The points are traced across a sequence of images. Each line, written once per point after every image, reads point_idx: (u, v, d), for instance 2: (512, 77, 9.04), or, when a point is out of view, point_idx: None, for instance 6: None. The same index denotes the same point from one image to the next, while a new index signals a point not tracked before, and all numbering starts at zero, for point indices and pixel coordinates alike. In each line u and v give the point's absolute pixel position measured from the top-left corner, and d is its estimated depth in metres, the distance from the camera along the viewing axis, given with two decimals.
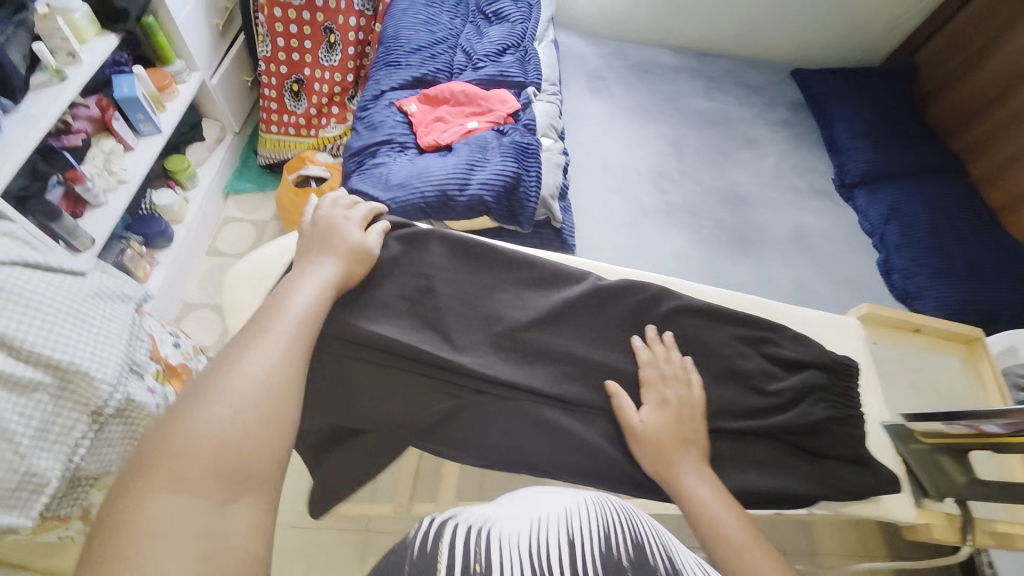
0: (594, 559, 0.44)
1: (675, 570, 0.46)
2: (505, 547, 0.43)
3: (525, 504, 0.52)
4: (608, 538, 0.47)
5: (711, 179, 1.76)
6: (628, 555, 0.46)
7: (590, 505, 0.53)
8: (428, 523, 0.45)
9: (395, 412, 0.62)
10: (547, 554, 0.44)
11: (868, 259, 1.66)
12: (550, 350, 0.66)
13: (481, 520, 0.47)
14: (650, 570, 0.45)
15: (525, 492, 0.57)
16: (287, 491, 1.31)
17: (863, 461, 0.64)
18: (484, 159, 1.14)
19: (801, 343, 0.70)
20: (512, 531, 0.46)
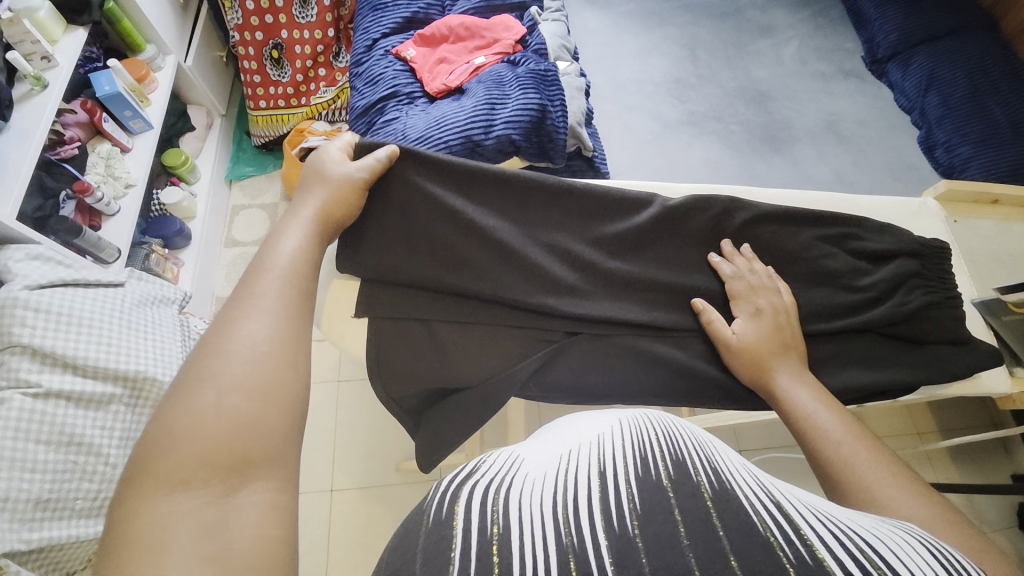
0: (624, 480, 0.40)
1: (718, 479, 0.41)
2: (521, 488, 0.40)
3: (558, 441, 0.50)
4: (644, 460, 0.43)
5: (730, 79, 1.65)
6: (667, 473, 0.41)
7: (625, 425, 0.49)
8: (448, 486, 0.42)
9: (492, 365, 0.62)
10: (571, 480, 0.41)
11: (906, 138, 1.57)
12: (631, 281, 0.65)
13: (503, 465, 0.45)
14: (690, 485, 0.40)
15: (563, 428, 0.55)
16: (363, 457, 1.37)
17: (964, 341, 0.63)
18: (504, 95, 1.07)
19: (886, 234, 0.68)
20: (537, 473, 0.43)
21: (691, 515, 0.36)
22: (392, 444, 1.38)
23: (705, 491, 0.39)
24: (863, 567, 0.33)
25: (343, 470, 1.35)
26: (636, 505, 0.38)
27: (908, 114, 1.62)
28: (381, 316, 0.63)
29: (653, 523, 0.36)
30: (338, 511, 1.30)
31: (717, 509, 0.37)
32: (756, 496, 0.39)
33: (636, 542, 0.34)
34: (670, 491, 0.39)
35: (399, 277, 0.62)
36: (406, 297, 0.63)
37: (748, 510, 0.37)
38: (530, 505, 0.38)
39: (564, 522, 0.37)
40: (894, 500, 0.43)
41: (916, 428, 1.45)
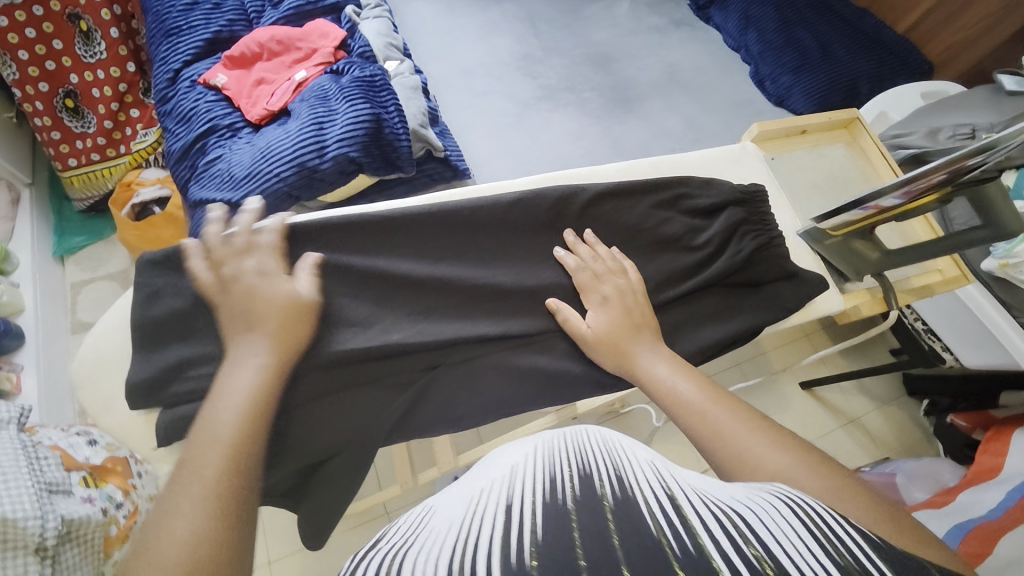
0: (526, 510, 0.36)
1: (621, 485, 0.39)
2: (422, 544, 0.36)
3: (474, 482, 0.45)
4: (554, 478, 0.40)
5: (575, 47, 1.67)
6: (574, 493, 0.38)
7: (538, 452, 0.45)
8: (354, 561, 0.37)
9: (352, 422, 0.57)
10: (474, 521, 0.36)
11: (740, 76, 1.70)
12: (479, 295, 0.62)
13: (401, 534, 0.39)
14: (594, 500, 0.37)
15: (488, 457, 0.51)
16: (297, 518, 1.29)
17: (793, 275, 0.67)
18: (330, 110, 0.97)
19: (711, 187, 0.71)
20: (439, 522, 0.38)
21: (591, 531, 0.34)
22: None
23: (608, 504, 0.36)
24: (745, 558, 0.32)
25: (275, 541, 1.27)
26: (537, 534, 0.34)
27: (737, 53, 1.74)
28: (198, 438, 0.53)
29: (553, 548, 0.32)
30: None
31: (617, 520, 0.35)
32: (653, 497, 0.38)
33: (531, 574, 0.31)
34: (574, 513, 0.36)
35: (221, 358, 0.54)
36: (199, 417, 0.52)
37: (645, 512, 0.36)
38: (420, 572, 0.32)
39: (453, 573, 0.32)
40: (765, 457, 0.44)
41: (804, 331, 1.69)
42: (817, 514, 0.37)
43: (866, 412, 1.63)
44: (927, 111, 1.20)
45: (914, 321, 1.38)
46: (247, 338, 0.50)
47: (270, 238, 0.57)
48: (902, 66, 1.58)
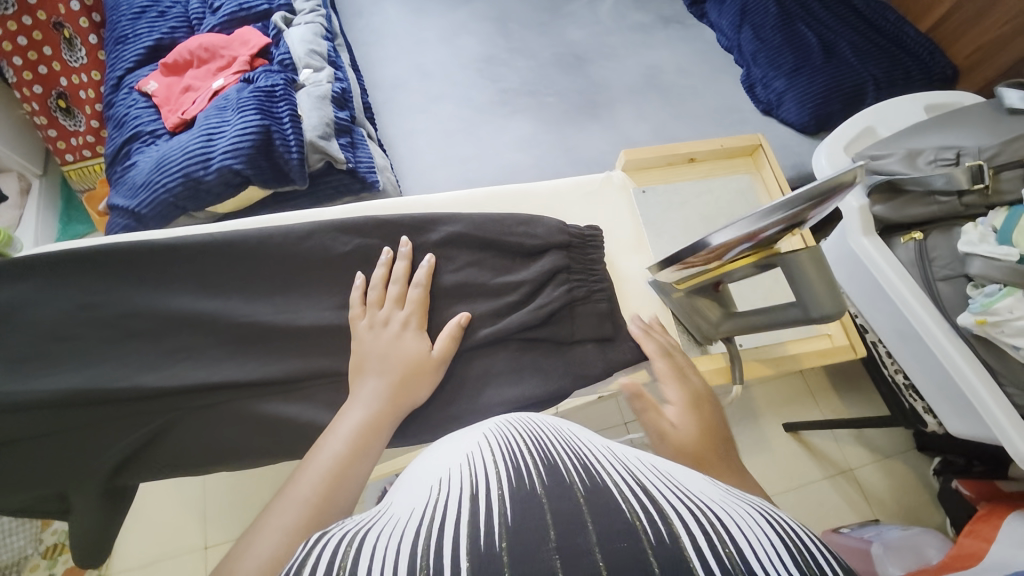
0: (495, 493, 0.34)
1: (589, 475, 0.37)
2: (380, 529, 0.33)
3: (426, 470, 0.44)
4: (517, 468, 0.37)
5: (546, 47, 1.57)
6: (541, 480, 0.36)
7: (490, 441, 0.44)
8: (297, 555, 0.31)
9: (90, 454, 0.57)
10: (442, 502, 0.34)
11: (730, 80, 1.52)
12: (251, 333, 0.60)
13: (363, 517, 0.35)
14: (565, 486, 0.35)
15: (423, 459, 0.49)
16: (229, 508, 1.35)
17: (607, 337, 0.59)
18: (223, 122, 0.97)
19: (533, 226, 0.63)
20: (403, 510, 0.35)
21: (563, 513, 0.31)
22: (258, 489, 1.38)
23: (578, 488, 0.34)
24: (716, 549, 0.30)
25: (211, 527, 1.34)
26: (508, 511, 0.32)
27: (731, 53, 1.56)
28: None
29: (523, 533, 0.30)
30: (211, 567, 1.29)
31: (590, 503, 0.32)
32: (624, 482, 0.36)
33: (501, 556, 0.28)
34: (543, 495, 0.33)
35: None
36: None
37: (616, 498, 0.34)
38: (383, 548, 0.29)
39: (420, 553, 0.29)
40: None
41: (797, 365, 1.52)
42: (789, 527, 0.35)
43: (861, 464, 1.43)
44: (913, 129, 1.06)
45: (894, 374, 1.18)
46: (368, 378, 0.51)
47: (415, 293, 0.58)
48: (914, 74, 1.37)
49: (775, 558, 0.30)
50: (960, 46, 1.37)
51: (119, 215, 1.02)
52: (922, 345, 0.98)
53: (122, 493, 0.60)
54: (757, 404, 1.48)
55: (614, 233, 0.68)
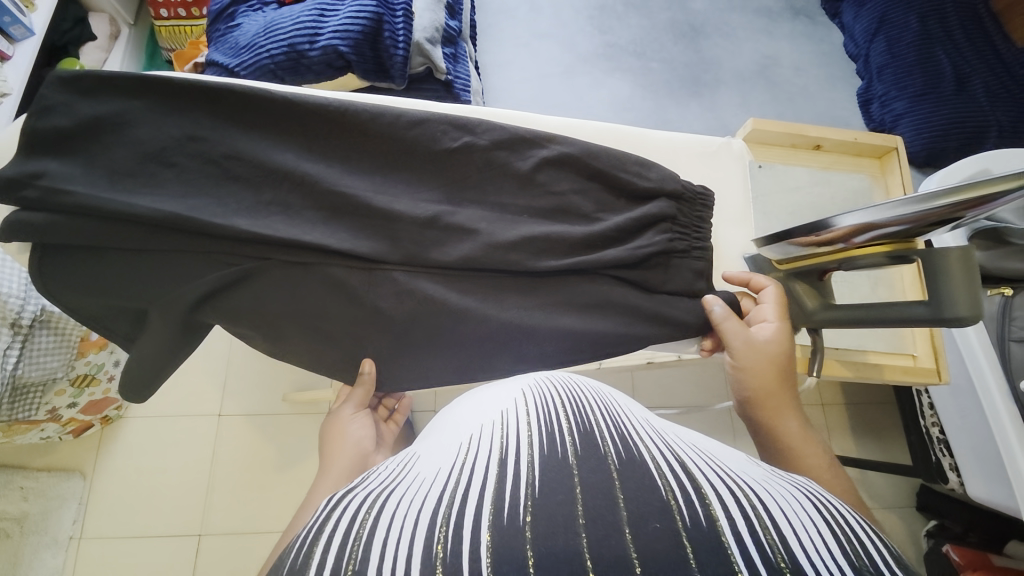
0: (526, 461, 0.37)
1: (625, 448, 0.39)
2: (405, 490, 0.37)
3: (454, 430, 0.48)
4: (550, 435, 0.40)
5: (663, 10, 1.48)
6: (575, 450, 0.39)
7: (527, 398, 0.48)
8: (317, 518, 0.35)
9: (168, 282, 0.55)
10: (466, 470, 0.37)
11: (844, 91, 1.44)
12: (345, 204, 0.58)
13: (393, 473, 0.41)
14: (597, 458, 0.37)
15: (456, 416, 0.52)
16: (254, 386, 1.41)
17: (699, 297, 0.57)
18: (338, 1, 0.95)
19: (649, 169, 0.60)
20: (433, 468, 0.39)
21: (592, 487, 0.34)
22: (282, 376, 1.42)
23: (612, 463, 0.37)
24: (751, 526, 0.31)
25: (232, 398, 1.40)
26: (535, 487, 0.34)
27: (855, 62, 1.46)
28: (40, 251, 0.55)
29: (551, 506, 0.33)
30: (222, 433, 1.37)
31: (623, 479, 0.35)
32: (660, 457, 0.38)
33: (524, 533, 0.31)
34: (574, 468, 0.36)
35: (64, 179, 0.54)
36: (40, 226, 0.53)
37: (653, 474, 0.36)
38: (404, 516, 0.33)
39: (442, 520, 0.32)
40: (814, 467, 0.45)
41: (821, 399, 1.49)
42: (833, 507, 0.36)
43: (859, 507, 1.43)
44: None
45: (929, 427, 1.16)
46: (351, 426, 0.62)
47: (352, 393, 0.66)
48: None
49: (819, 541, 0.31)
50: None
51: (216, 71, 1.02)
52: (973, 402, 0.96)
53: (195, 329, 0.59)
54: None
55: (724, 200, 0.65)
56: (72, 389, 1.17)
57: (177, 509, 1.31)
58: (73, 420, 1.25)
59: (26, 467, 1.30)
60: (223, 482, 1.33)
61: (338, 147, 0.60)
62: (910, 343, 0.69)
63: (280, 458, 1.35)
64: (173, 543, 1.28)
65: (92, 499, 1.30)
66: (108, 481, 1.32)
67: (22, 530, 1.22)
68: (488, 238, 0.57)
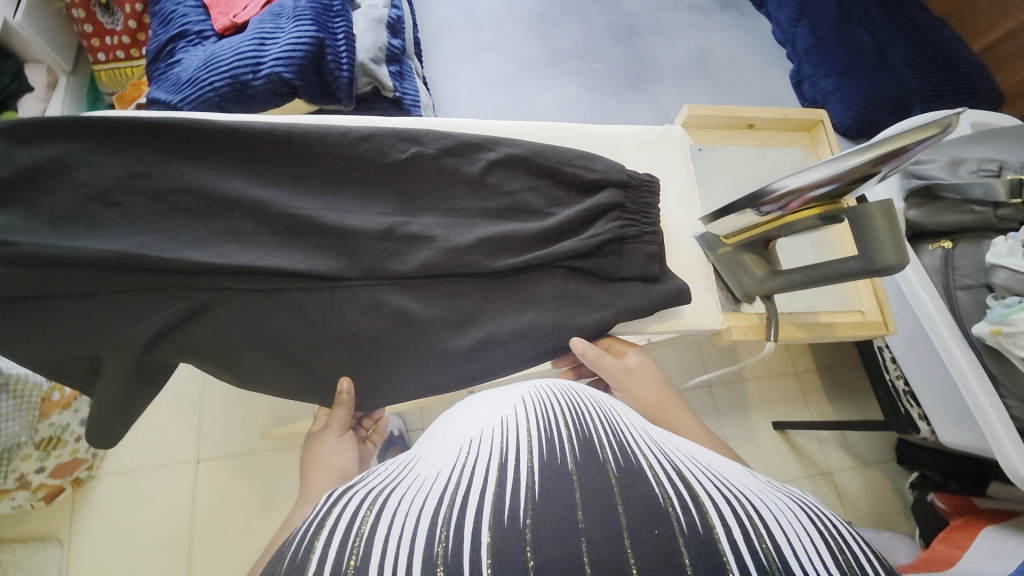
0: (527, 464, 0.36)
1: (624, 454, 0.38)
2: (405, 490, 0.36)
3: (453, 434, 0.45)
4: (551, 437, 0.39)
5: (601, 13, 1.54)
6: (575, 454, 0.37)
7: (527, 404, 0.45)
8: (317, 513, 0.35)
9: (123, 325, 0.54)
10: (466, 473, 0.36)
11: (778, 74, 1.51)
12: (300, 225, 0.58)
13: (391, 471, 0.40)
14: (597, 464, 0.36)
15: (454, 419, 0.50)
16: (231, 426, 1.37)
17: (653, 278, 0.59)
18: (277, 29, 0.96)
19: (594, 162, 0.62)
20: (432, 471, 0.38)
21: (592, 492, 0.33)
22: (260, 413, 1.39)
23: (612, 468, 0.35)
24: (748, 538, 0.31)
25: (209, 442, 1.36)
26: (535, 491, 0.33)
27: (784, 47, 1.54)
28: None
29: (551, 513, 0.32)
30: (203, 479, 1.32)
31: (623, 485, 0.34)
32: (661, 464, 0.37)
33: (523, 539, 0.30)
34: (573, 472, 0.35)
35: (4, 228, 0.53)
36: None
37: (653, 481, 0.35)
38: (404, 515, 0.32)
39: (443, 523, 0.31)
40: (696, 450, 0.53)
41: (793, 369, 1.55)
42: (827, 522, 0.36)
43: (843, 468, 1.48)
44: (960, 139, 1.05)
45: (895, 379, 1.20)
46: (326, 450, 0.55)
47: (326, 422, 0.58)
48: (968, 90, 1.34)
49: (814, 555, 0.31)
50: (1010, 72, 1.33)
51: (160, 108, 1.01)
52: (931, 351, 1.01)
53: (155, 370, 0.57)
54: (750, 398, 1.50)
55: (669, 184, 0.68)
56: (37, 453, 1.12)
57: (161, 566, 1.25)
58: (44, 484, 1.19)
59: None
60: (208, 529, 1.28)
61: (287, 171, 0.60)
62: (858, 299, 0.72)
63: (266, 497, 1.32)
64: None
65: (72, 567, 1.23)
66: (88, 545, 1.26)
67: None
68: (445, 243, 0.58)
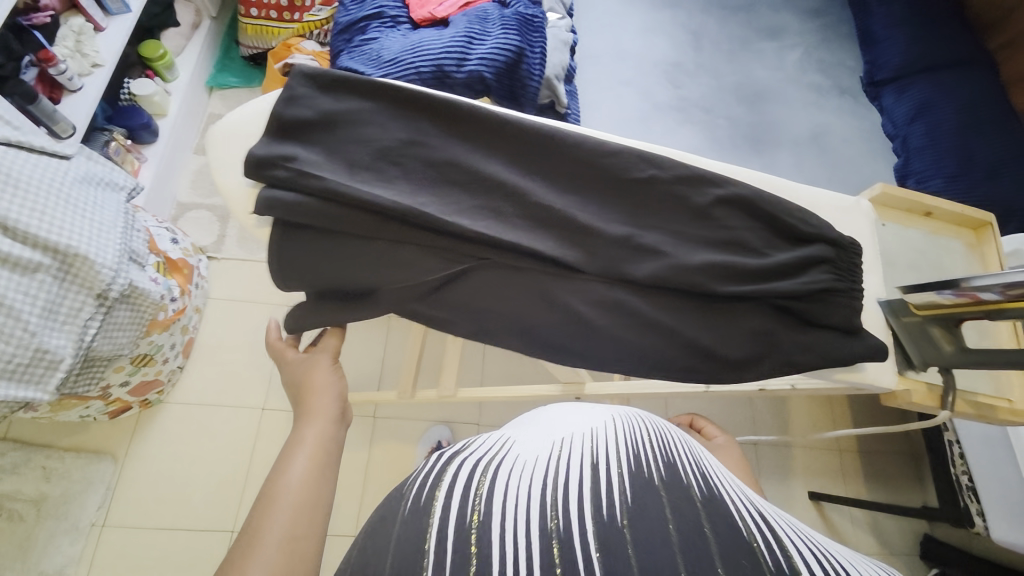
0: (619, 473, 0.45)
1: (707, 487, 0.46)
2: (511, 466, 0.46)
3: (551, 426, 0.55)
4: (639, 458, 0.48)
5: (729, 73, 1.63)
6: (661, 475, 0.46)
7: (617, 424, 0.54)
8: (435, 471, 0.46)
9: (394, 271, 0.60)
10: (562, 463, 0.46)
11: (883, 165, 1.59)
12: (551, 216, 0.64)
13: (496, 448, 0.50)
14: (683, 489, 0.44)
15: (549, 416, 0.59)
16: None
17: (854, 332, 0.65)
18: (484, 32, 1.04)
19: (810, 218, 0.68)
20: (531, 455, 0.47)
21: (680, 510, 0.41)
22: None
23: (697, 495, 0.44)
24: None
25: (279, 393, 1.38)
26: (626, 497, 0.42)
27: (892, 140, 1.62)
28: (283, 223, 0.59)
29: (644, 517, 0.40)
30: (266, 428, 1.35)
31: (708, 510, 0.42)
32: (741, 504, 0.45)
33: (623, 532, 0.38)
34: (661, 488, 0.43)
35: (313, 164, 0.59)
36: (291, 206, 0.57)
37: (733, 515, 0.42)
38: (514, 488, 0.42)
39: (549, 504, 0.41)
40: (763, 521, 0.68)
41: (838, 447, 1.54)
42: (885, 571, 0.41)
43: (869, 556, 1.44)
44: None
45: (960, 474, 1.25)
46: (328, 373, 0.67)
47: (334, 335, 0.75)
48: None
49: None
50: None
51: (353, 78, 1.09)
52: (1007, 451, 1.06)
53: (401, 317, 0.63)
54: (794, 466, 1.49)
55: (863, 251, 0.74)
56: (129, 367, 1.15)
57: (206, 506, 1.26)
58: (118, 400, 1.23)
59: (50, 446, 1.26)
60: (261, 478, 1.30)
61: (545, 167, 0.67)
62: (1006, 388, 0.79)
63: None
64: (199, 540, 1.23)
65: (119, 487, 1.26)
66: (140, 469, 1.28)
67: (37, 513, 1.19)
68: (677, 260, 0.64)
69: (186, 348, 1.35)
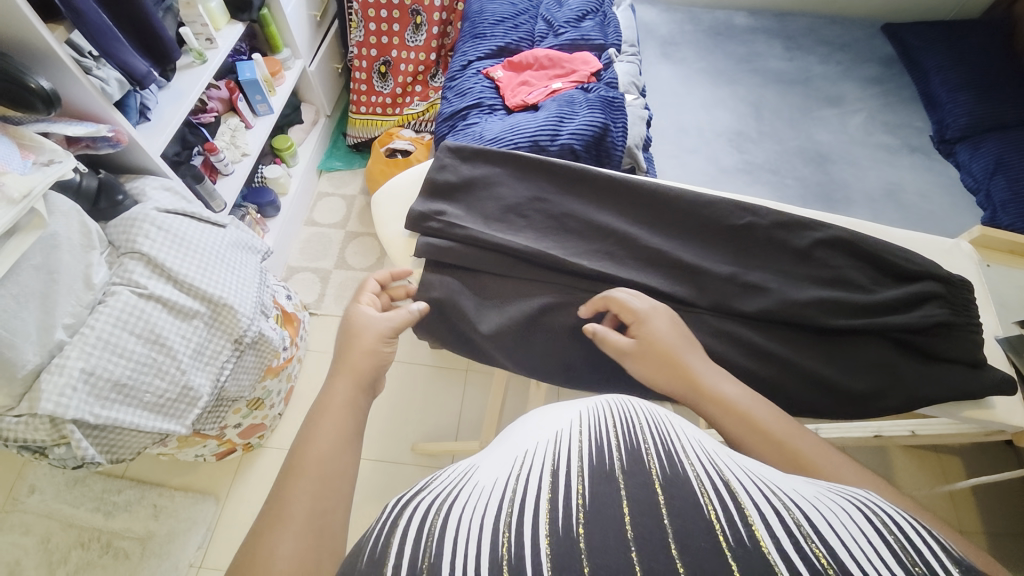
0: (572, 473, 0.33)
1: (671, 463, 0.34)
2: (464, 496, 0.34)
3: (517, 440, 0.42)
4: (599, 448, 0.35)
5: (793, 139, 1.71)
6: (620, 462, 0.34)
7: (583, 418, 0.40)
8: (388, 515, 0.35)
9: (525, 304, 0.70)
10: (520, 481, 0.33)
11: (968, 219, 1.55)
12: (659, 257, 0.72)
13: (450, 479, 0.38)
14: (641, 472, 0.33)
15: (514, 432, 0.45)
16: (386, 434, 1.45)
17: (977, 365, 0.65)
18: (573, 112, 1.21)
19: (914, 257, 0.71)
20: (488, 480, 0.35)
21: (639, 504, 0.30)
22: (416, 427, 1.48)
23: (655, 476, 0.32)
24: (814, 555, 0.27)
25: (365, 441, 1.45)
26: (584, 498, 0.31)
27: (974, 195, 1.59)
28: (434, 265, 0.71)
29: (599, 521, 0.30)
30: None
31: (668, 495, 0.31)
32: (705, 474, 0.33)
33: (578, 548, 0.28)
34: (619, 480, 0.32)
35: (458, 217, 0.72)
36: (445, 250, 0.70)
37: (697, 491, 0.31)
38: (466, 520, 0.31)
39: (499, 527, 0.30)
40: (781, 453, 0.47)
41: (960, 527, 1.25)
42: (888, 518, 0.32)
43: None
44: None
45: None
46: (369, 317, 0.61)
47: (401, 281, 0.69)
48: None
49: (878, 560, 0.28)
50: None
51: None
52: None
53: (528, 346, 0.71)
54: None
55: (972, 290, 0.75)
56: (244, 409, 1.27)
57: None
58: (228, 441, 1.32)
59: (164, 484, 1.36)
60: None
61: (650, 216, 0.76)
62: None
63: None
64: None
65: (217, 529, 1.32)
66: (235, 512, 1.35)
67: (143, 549, 1.28)
68: (782, 295, 0.69)
69: (287, 395, 1.47)
